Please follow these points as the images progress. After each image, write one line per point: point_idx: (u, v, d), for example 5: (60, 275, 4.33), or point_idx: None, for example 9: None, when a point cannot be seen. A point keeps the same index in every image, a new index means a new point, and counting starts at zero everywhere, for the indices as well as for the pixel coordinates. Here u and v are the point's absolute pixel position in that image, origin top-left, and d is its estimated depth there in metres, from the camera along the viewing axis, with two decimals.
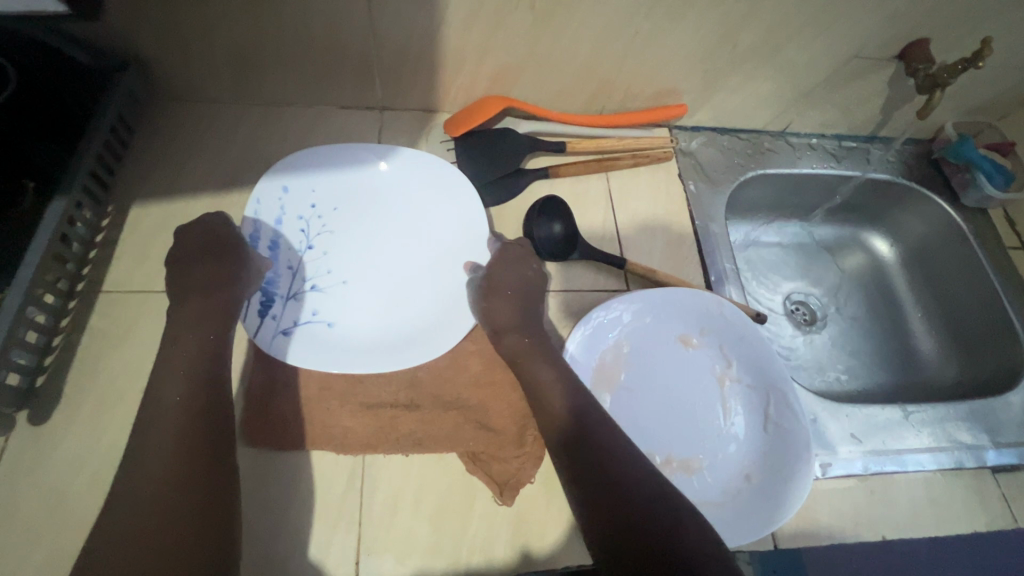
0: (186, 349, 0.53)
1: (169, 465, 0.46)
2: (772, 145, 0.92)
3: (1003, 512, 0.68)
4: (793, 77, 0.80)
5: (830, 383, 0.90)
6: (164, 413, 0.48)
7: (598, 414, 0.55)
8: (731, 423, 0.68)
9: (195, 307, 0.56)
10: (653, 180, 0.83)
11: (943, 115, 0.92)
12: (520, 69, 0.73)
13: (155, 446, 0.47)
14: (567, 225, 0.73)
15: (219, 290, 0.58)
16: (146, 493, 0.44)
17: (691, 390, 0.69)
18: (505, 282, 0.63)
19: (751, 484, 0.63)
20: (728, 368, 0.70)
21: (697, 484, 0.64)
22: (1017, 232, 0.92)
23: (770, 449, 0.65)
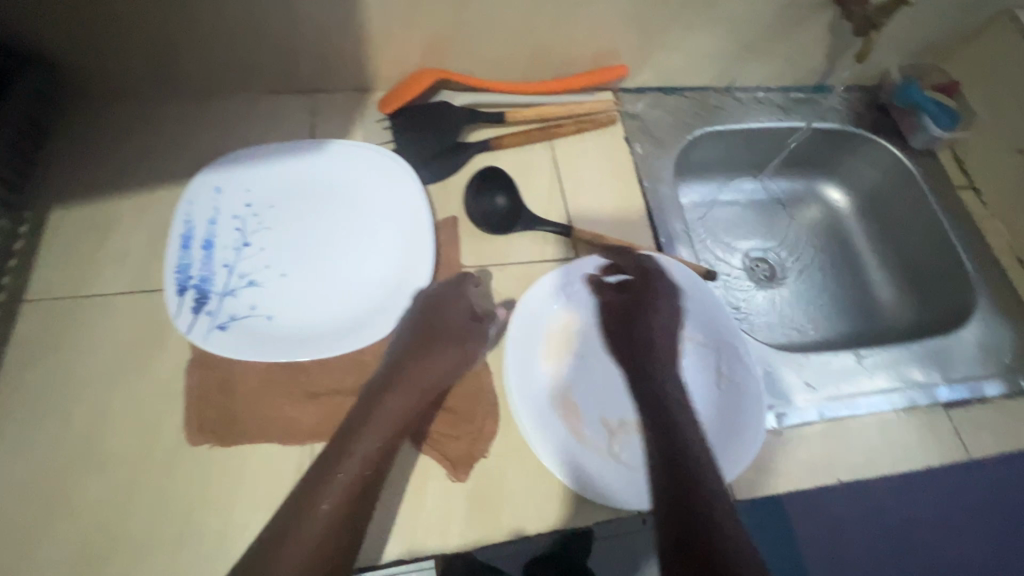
0: (400, 406, 0.56)
1: (334, 523, 0.49)
2: (720, 101, 0.90)
3: (956, 447, 0.70)
4: (731, 29, 0.79)
5: (792, 336, 0.91)
6: (348, 470, 0.51)
7: (682, 406, 0.59)
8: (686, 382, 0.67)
9: (419, 359, 0.59)
10: (599, 144, 0.81)
11: (888, 58, 0.91)
12: (449, 37, 0.71)
13: (325, 497, 0.50)
14: (510, 196, 0.71)
15: (451, 347, 0.61)
16: (309, 548, 0.48)
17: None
18: (643, 323, 0.66)
19: (706, 439, 0.62)
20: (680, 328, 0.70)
21: None
22: (966, 172, 0.91)
23: (725, 403, 0.64)
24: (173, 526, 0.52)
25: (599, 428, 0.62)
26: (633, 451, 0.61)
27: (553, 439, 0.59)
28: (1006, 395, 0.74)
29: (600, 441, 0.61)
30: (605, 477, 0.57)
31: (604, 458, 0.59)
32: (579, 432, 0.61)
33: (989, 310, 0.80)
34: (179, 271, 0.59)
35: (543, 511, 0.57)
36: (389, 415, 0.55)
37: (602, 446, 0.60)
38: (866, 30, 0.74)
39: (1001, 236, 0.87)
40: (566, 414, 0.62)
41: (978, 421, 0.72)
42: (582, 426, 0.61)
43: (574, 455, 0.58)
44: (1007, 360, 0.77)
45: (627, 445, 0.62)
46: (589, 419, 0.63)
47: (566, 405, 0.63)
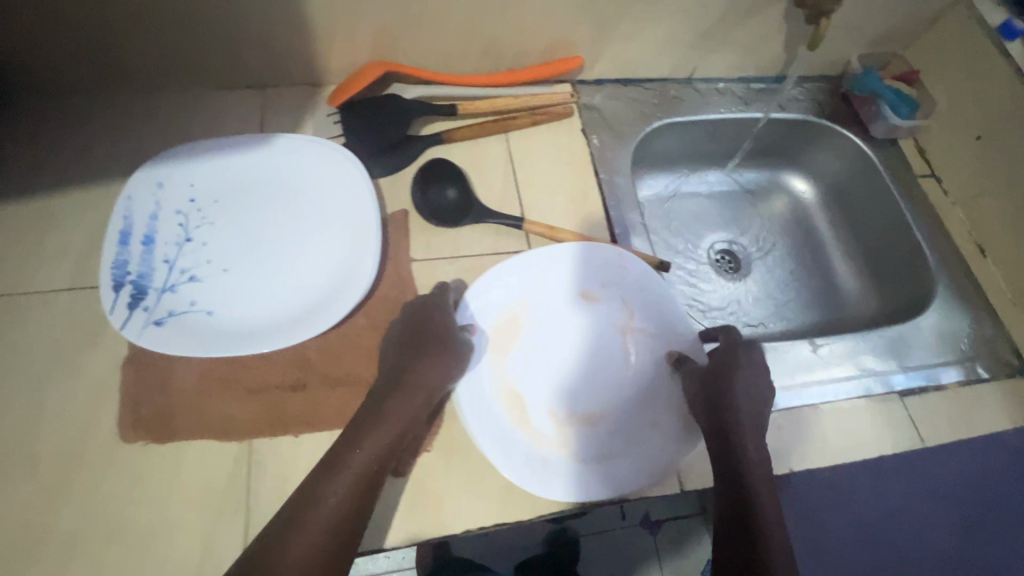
0: (402, 412, 0.55)
1: (338, 513, 0.50)
2: (680, 93, 0.90)
3: (911, 434, 0.69)
4: (685, 19, 0.78)
5: (755, 327, 0.91)
6: (355, 460, 0.52)
7: (760, 459, 0.57)
8: (636, 373, 0.67)
9: (418, 365, 0.58)
10: (555, 137, 0.80)
11: (849, 47, 0.91)
12: (397, 30, 0.70)
13: (333, 491, 0.50)
14: (460, 188, 0.71)
15: (444, 353, 0.59)
16: (308, 546, 0.48)
17: (594, 344, 0.68)
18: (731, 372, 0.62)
19: (653, 431, 0.63)
20: (631, 320, 0.69)
21: (601, 436, 0.62)
22: (927, 160, 0.91)
23: (673, 395, 0.65)
24: (104, 524, 0.51)
25: (546, 420, 0.62)
26: (579, 442, 0.62)
27: (495, 434, 0.59)
28: (963, 381, 0.74)
29: (546, 435, 0.61)
30: (547, 471, 0.58)
31: (548, 452, 0.60)
32: (525, 426, 0.61)
33: (948, 297, 0.80)
34: (117, 266, 0.59)
35: (486, 503, 0.57)
36: (390, 421, 0.54)
37: (547, 440, 0.61)
38: (817, 19, 0.74)
39: (962, 224, 0.86)
40: (512, 407, 0.62)
41: (934, 408, 0.71)
42: (528, 419, 0.62)
43: (517, 449, 0.59)
44: (965, 347, 0.77)
45: (573, 437, 0.62)
46: (536, 411, 0.63)
47: (513, 398, 0.63)
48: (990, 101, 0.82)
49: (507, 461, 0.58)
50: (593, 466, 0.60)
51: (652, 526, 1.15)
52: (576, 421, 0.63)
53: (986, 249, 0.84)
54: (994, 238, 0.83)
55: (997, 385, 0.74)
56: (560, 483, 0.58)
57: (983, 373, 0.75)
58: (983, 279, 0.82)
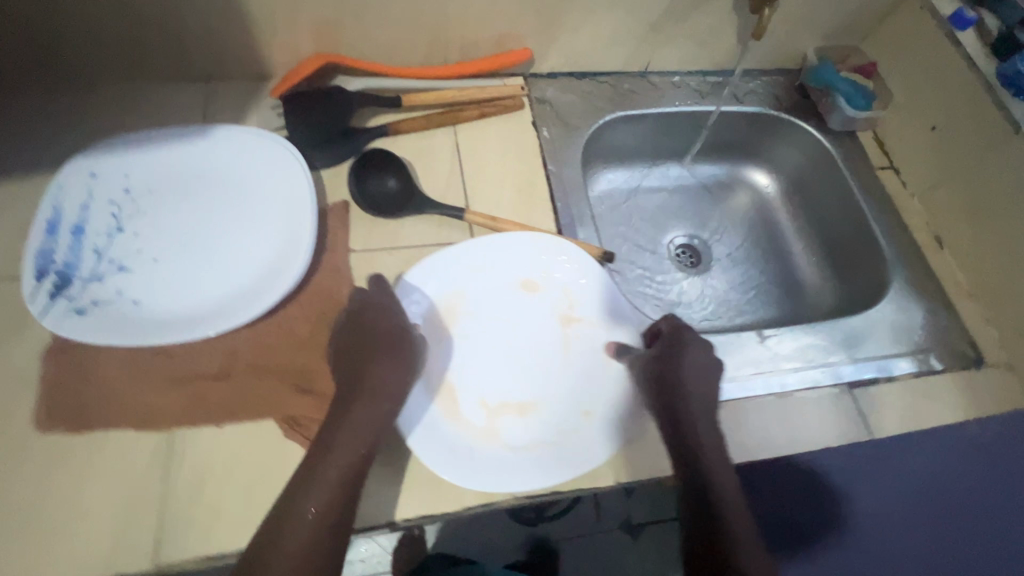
0: (370, 414, 0.55)
1: (319, 526, 0.51)
2: (634, 86, 0.89)
3: (857, 425, 0.68)
4: (633, 10, 0.78)
5: (712, 321, 0.90)
6: (328, 474, 0.52)
7: (715, 453, 0.60)
8: (574, 362, 0.67)
9: (382, 366, 0.57)
10: (503, 129, 0.80)
11: (805, 39, 0.90)
12: (336, 20, 0.70)
13: (314, 501, 0.51)
14: (401, 178, 0.71)
15: (404, 349, 0.59)
16: (299, 552, 0.50)
17: (533, 334, 0.68)
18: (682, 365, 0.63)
19: (588, 419, 0.62)
20: (571, 309, 0.69)
21: (532, 424, 0.62)
22: (886, 152, 0.90)
23: (610, 384, 0.65)
24: (13, 514, 0.50)
25: (477, 410, 0.62)
26: (509, 432, 0.62)
27: (422, 424, 0.59)
28: (916, 373, 0.73)
29: (476, 425, 0.61)
30: (473, 462, 0.58)
31: (476, 442, 0.60)
32: (455, 416, 0.61)
33: (902, 289, 0.79)
34: (41, 255, 0.58)
35: (411, 495, 0.56)
36: (358, 425, 0.55)
37: (477, 430, 0.61)
38: (761, 7, 0.73)
39: (920, 215, 0.85)
40: (444, 397, 0.62)
41: (883, 400, 0.70)
42: (459, 409, 0.62)
43: (445, 440, 0.59)
44: (919, 338, 0.75)
45: (504, 426, 0.62)
46: (467, 401, 0.62)
47: (445, 387, 0.63)
48: (944, 88, 0.81)
49: (432, 452, 0.57)
50: (522, 456, 0.60)
51: (632, 529, 1.13)
52: (508, 411, 0.63)
53: (943, 240, 0.83)
54: (951, 229, 0.82)
55: (951, 376, 0.73)
56: (487, 475, 0.57)
57: (937, 364, 0.73)
58: (939, 271, 0.81)
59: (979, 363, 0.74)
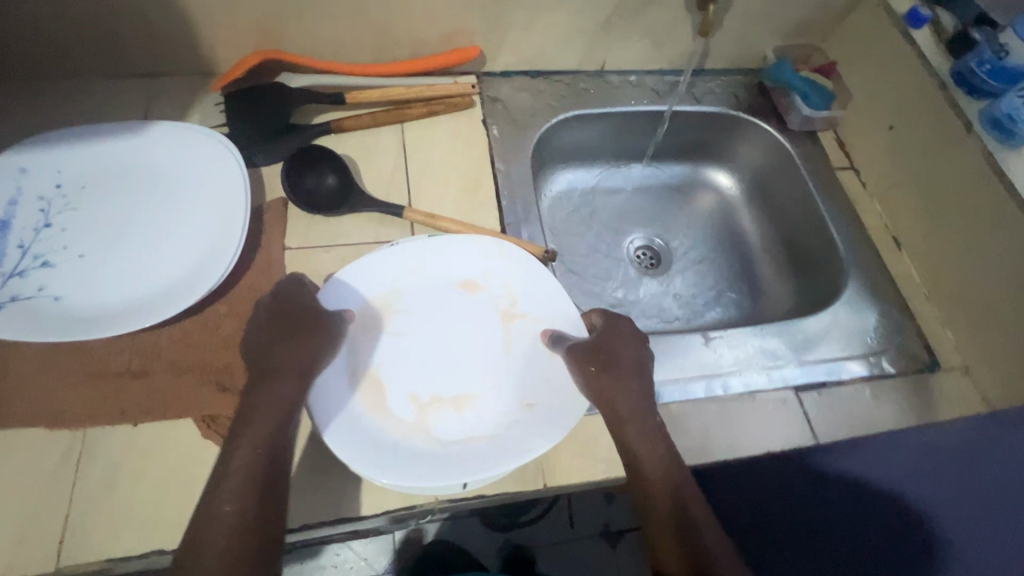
0: (279, 398, 0.53)
1: (235, 516, 0.47)
2: (590, 85, 0.88)
3: (802, 430, 0.66)
4: (582, 8, 0.77)
5: (669, 322, 0.88)
6: (240, 463, 0.49)
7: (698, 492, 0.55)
8: (515, 357, 0.64)
9: (285, 347, 0.56)
10: (451, 127, 0.79)
11: (765, 38, 0.89)
12: (276, 18, 0.69)
13: (225, 498, 0.48)
14: (339, 174, 0.69)
15: (308, 325, 0.57)
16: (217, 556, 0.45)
17: (471, 330, 0.65)
18: (623, 360, 0.61)
19: (525, 410, 0.60)
20: (513, 306, 0.66)
21: (466, 419, 0.60)
22: (847, 152, 0.89)
23: (552, 378, 0.62)
24: None
25: (407, 405, 0.60)
26: (441, 428, 0.59)
27: (342, 419, 0.56)
28: (866, 377, 0.71)
29: (404, 420, 0.59)
30: (396, 456, 0.56)
31: (401, 438, 0.57)
32: (381, 412, 0.59)
33: (857, 291, 0.77)
34: None
35: (329, 496, 0.56)
36: (266, 408, 0.53)
37: (407, 425, 0.59)
38: (705, 6, 0.74)
39: (878, 217, 0.84)
40: (371, 392, 0.60)
41: (829, 404, 0.68)
42: (386, 404, 0.59)
43: (363, 436, 0.56)
44: (871, 341, 0.73)
45: (435, 422, 0.60)
46: (396, 396, 0.60)
47: (374, 382, 0.60)
48: (899, 87, 0.79)
49: (346, 447, 0.54)
50: (452, 453, 0.57)
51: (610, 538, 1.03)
52: (439, 405, 0.60)
53: (901, 242, 0.81)
54: (908, 230, 0.80)
55: (902, 380, 0.71)
56: (406, 472, 0.54)
57: (889, 368, 0.72)
58: (896, 273, 0.79)
59: (933, 367, 0.73)
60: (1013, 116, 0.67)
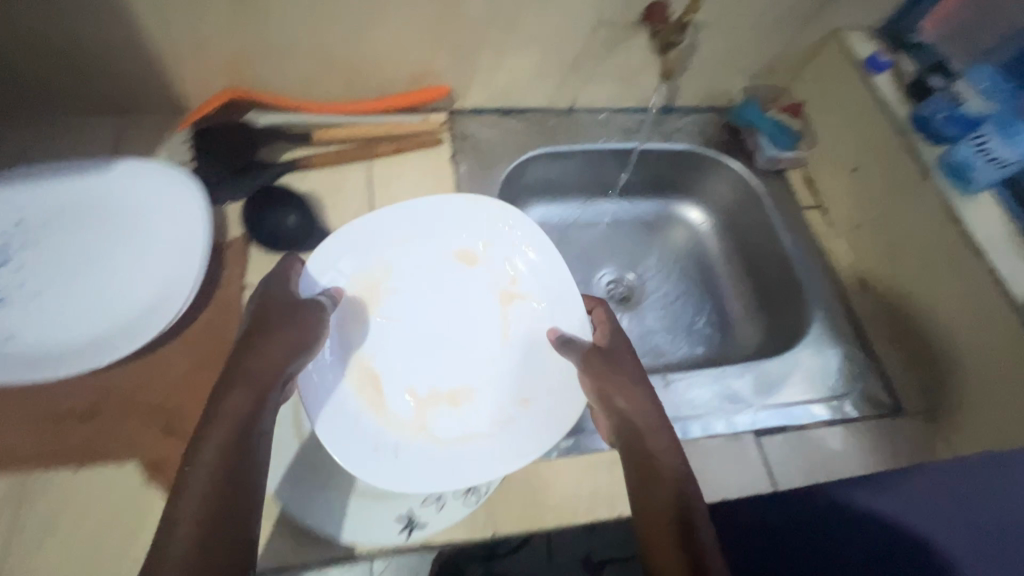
0: (237, 406, 0.46)
1: (191, 560, 0.38)
2: (559, 123, 0.89)
3: (761, 475, 0.65)
4: (548, 51, 0.79)
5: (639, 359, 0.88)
6: (195, 479, 0.41)
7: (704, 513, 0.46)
8: (512, 348, 0.69)
9: (257, 350, 0.50)
10: (418, 166, 0.80)
11: (732, 80, 0.90)
12: (243, 60, 0.71)
13: (179, 526, 0.39)
14: (302, 214, 0.70)
15: (285, 327, 0.54)
16: None
17: (472, 318, 0.70)
18: (627, 367, 0.58)
19: (526, 407, 0.65)
20: (513, 285, 0.71)
21: (465, 411, 0.65)
22: (814, 192, 0.89)
23: (548, 366, 0.67)
24: None
25: (405, 401, 0.65)
26: (439, 422, 0.64)
27: (341, 418, 0.60)
28: (828, 421, 0.70)
29: (403, 417, 0.64)
30: (398, 455, 0.60)
31: (400, 435, 0.62)
32: (380, 409, 0.63)
33: (822, 332, 0.77)
34: None
35: (272, 545, 0.54)
36: (223, 420, 0.45)
37: (406, 423, 0.63)
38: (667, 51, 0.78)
39: (845, 257, 0.84)
40: (369, 389, 0.64)
41: (789, 448, 0.68)
42: (385, 402, 0.64)
43: (363, 434, 0.60)
44: (834, 384, 0.73)
45: (433, 416, 0.65)
46: (394, 394, 0.65)
47: (371, 381, 0.65)
48: (863, 130, 0.80)
49: (344, 446, 0.58)
50: (452, 448, 0.62)
51: None
52: (439, 398, 0.66)
53: (867, 283, 0.81)
54: (873, 272, 0.80)
55: (865, 425, 0.71)
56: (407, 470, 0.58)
57: (852, 412, 0.71)
58: (861, 314, 0.79)
59: (897, 412, 0.72)
60: (966, 163, 0.68)
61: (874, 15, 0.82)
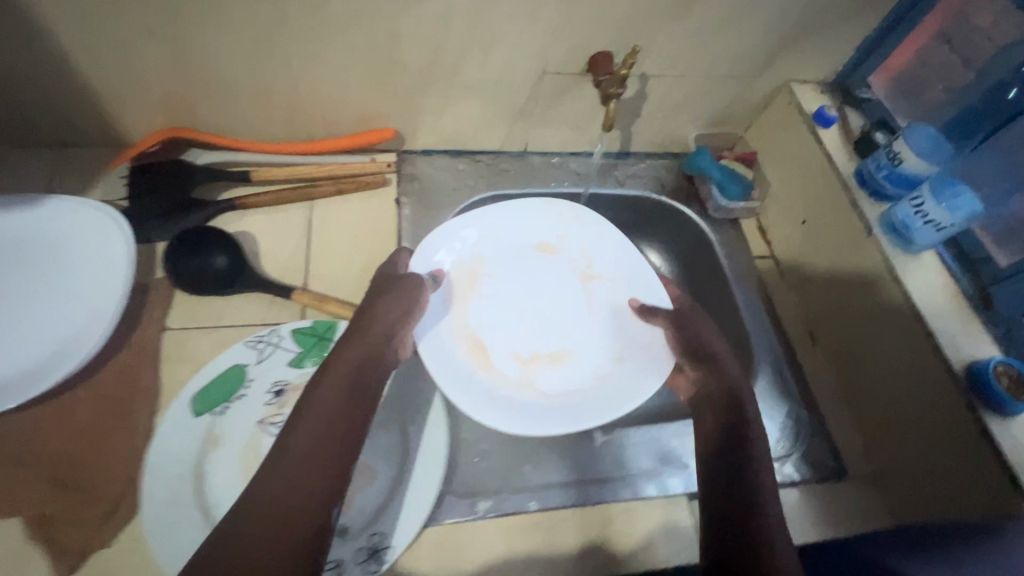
0: (354, 355, 0.54)
1: (308, 463, 0.46)
2: (511, 165, 0.89)
3: (692, 544, 0.62)
4: (495, 96, 0.78)
5: None
6: (321, 406, 0.49)
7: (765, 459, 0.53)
8: (599, 315, 0.72)
9: (383, 306, 0.57)
10: (360, 207, 0.79)
11: (687, 127, 0.90)
12: (182, 99, 0.70)
13: (301, 437, 0.47)
14: (231, 256, 0.68)
15: (410, 288, 0.59)
16: (289, 491, 0.44)
17: (558, 297, 0.73)
18: (709, 334, 0.64)
19: (617, 364, 0.68)
20: (590, 267, 0.75)
21: (565, 373, 0.68)
22: (767, 241, 0.88)
23: (630, 331, 0.69)
24: None
25: (510, 363, 0.67)
26: (543, 381, 0.67)
27: (458, 381, 0.61)
28: None
29: (511, 376, 0.66)
30: (518, 408, 0.62)
31: (512, 393, 0.64)
32: (489, 370, 0.65)
33: (767, 390, 0.74)
34: None
35: None
36: (344, 364, 0.53)
37: (516, 383, 0.66)
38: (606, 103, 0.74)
39: (794, 308, 0.82)
40: (474, 352, 0.66)
41: None
42: (491, 365, 0.66)
43: (482, 393, 0.62)
44: (775, 445, 0.70)
45: (538, 375, 0.67)
46: (500, 359, 0.67)
47: (475, 345, 0.67)
48: (811, 183, 0.79)
49: (470, 402, 0.60)
50: (560, 399, 0.65)
51: None
52: (544, 363, 0.68)
53: (816, 336, 0.79)
54: (822, 325, 0.79)
55: (805, 490, 0.68)
56: (536, 419, 0.61)
57: (793, 474, 0.68)
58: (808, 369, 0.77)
59: (841, 474, 0.69)
60: (907, 223, 0.67)
61: (823, 70, 0.82)
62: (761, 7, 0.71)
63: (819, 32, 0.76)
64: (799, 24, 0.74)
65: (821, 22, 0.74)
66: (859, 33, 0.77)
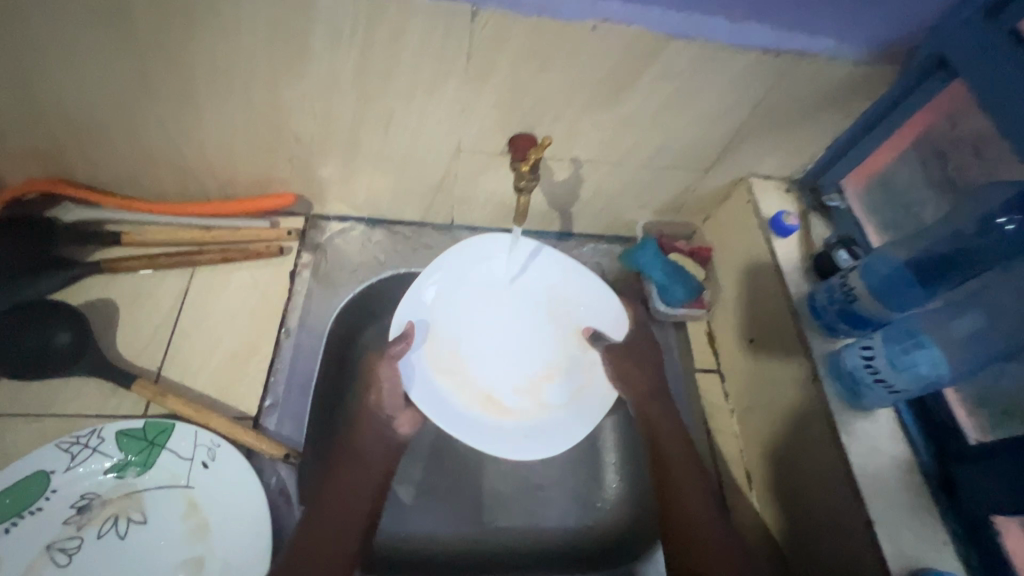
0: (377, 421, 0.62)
1: (351, 515, 0.56)
2: (433, 240, 0.79)
3: None
4: (408, 170, 0.69)
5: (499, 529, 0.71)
6: (353, 471, 0.58)
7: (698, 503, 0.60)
8: (561, 323, 0.72)
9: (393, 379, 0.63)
10: (247, 279, 0.71)
11: (637, 214, 0.79)
12: (47, 154, 0.64)
13: (343, 496, 0.56)
14: (74, 332, 0.61)
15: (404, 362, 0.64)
16: (336, 538, 0.54)
17: (520, 321, 0.72)
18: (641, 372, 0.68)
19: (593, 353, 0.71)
20: (528, 277, 0.71)
21: (560, 386, 0.70)
22: (715, 351, 0.76)
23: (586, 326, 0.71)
24: None
25: (515, 396, 0.69)
26: (550, 396, 0.70)
27: (484, 434, 0.65)
28: None
29: (522, 409, 0.69)
30: (545, 429, 0.67)
31: (529, 418, 0.68)
32: (504, 414, 0.68)
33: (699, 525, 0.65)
34: None
35: None
36: (371, 429, 0.62)
37: (529, 407, 0.69)
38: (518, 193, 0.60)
39: (734, 440, 0.70)
40: (485, 404, 0.68)
41: None
42: (502, 406, 0.69)
43: (502, 436, 0.66)
44: None
45: (543, 393, 0.70)
46: (506, 395, 0.69)
47: (479, 395, 0.68)
48: (762, 299, 0.68)
49: (501, 448, 0.64)
50: (568, 402, 0.69)
51: None
52: (542, 384, 0.70)
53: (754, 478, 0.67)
54: (760, 467, 0.66)
55: None
56: (563, 429, 0.67)
57: None
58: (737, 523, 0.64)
59: None
60: (855, 376, 0.55)
61: (792, 166, 0.71)
62: (704, 102, 0.61)
63: (781, 128, 0.65)
64: (754, 120, 0.64)
65: (782, 119, 0.64)
66: (830, 133, 0.66)
